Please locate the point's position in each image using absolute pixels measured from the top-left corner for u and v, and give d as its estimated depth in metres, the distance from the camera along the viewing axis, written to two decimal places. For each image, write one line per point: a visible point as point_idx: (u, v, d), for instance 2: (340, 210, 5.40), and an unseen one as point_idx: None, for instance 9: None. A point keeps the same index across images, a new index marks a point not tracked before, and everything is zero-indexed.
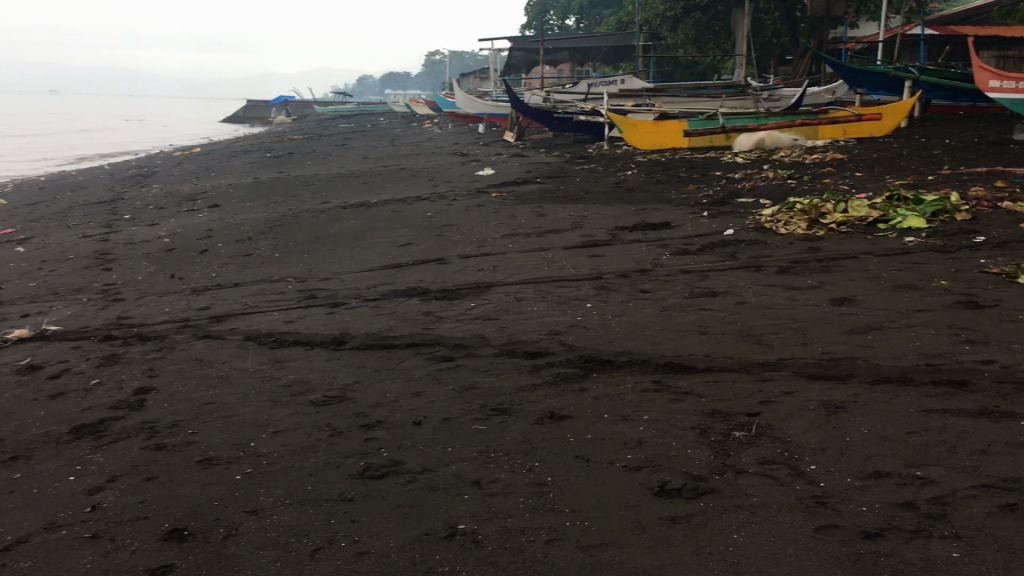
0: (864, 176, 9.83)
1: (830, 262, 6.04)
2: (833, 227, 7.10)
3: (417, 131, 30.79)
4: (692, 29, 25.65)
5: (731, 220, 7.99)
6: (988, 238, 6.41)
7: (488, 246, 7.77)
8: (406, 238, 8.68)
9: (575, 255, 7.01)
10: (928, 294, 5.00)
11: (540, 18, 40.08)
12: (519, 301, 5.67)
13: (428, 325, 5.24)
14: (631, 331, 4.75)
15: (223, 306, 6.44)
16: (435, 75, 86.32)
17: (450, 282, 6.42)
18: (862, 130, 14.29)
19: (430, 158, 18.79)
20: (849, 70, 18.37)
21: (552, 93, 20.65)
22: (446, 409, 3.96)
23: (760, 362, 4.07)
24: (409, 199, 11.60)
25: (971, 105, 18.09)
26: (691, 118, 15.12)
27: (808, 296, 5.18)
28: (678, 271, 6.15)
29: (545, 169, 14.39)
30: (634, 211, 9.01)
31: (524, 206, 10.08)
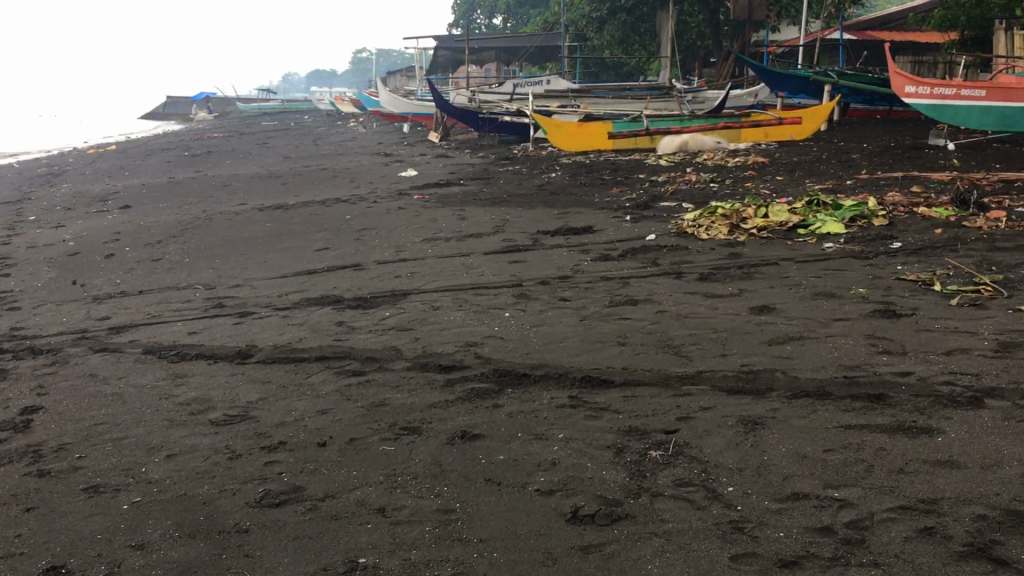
0: (784, 180, 9.91)
1: (750, 269, 6.01)
2: (754, 232, 7.10)
3: (341, 130, 30.33)
4: (617, 31, 25.77)
5: (652, 224, 7.95)
6: (904, 244, 6.47)
7: (408, 251, 7.59)
8: (324, 242, 8.44)
9: (495, 261, 6.86)
10: (846, 302, 4.98)
11: (467, 17, 39.90)
12: (436, 310, 5.49)
13: (340, 337, 5.03)
14: (549, 342, 4.61)
15: (125, 316, 6.12)
16: (361, 73, 85.44)
17: (365, 289, 6.22)
18: (782, 133, 14.47)
19: (354, 159, 18.49)
20: (770, 74, 18.62)
21: (477, 94, 20.50)
22: (353, 428, 3.76)
23: (678, 376, 3.97)
24: (329, 201, 11.33)
25: (888, 108, 18.51)
26: (615, 120, 15.12)
27: (728, 305, 5.12)
28: (598, 278, 6.05)
29: (469, 171, 14.24)
30: (557, 215, 8.92)
31: (446, 209, 9.92)
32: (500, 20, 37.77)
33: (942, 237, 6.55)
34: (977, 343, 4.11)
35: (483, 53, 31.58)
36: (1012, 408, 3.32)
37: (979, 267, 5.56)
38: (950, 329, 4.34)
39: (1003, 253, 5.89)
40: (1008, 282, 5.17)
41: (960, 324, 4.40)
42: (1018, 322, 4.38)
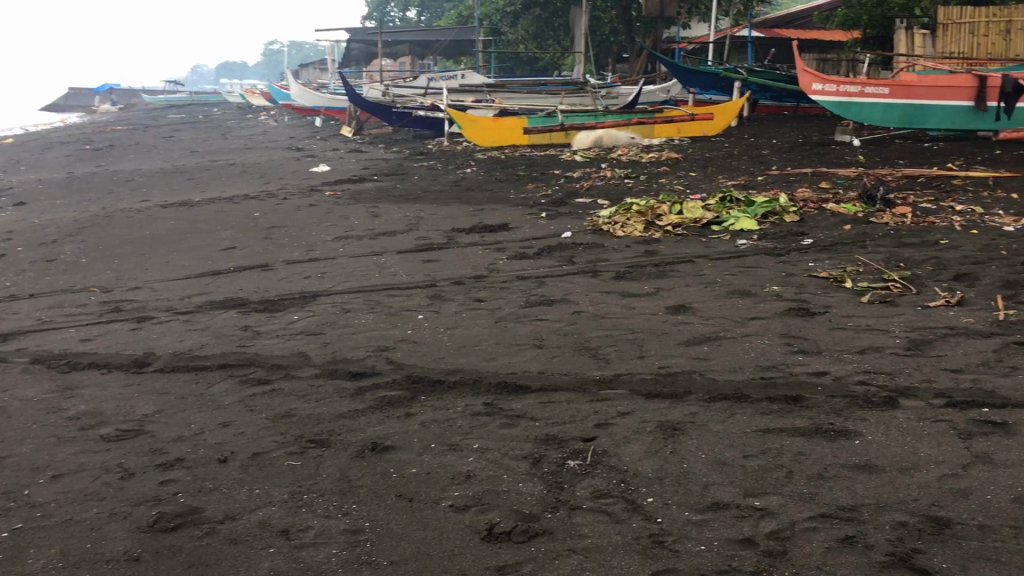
0: (698, 175, 9.98)
1: (665, 267, 5.97)
2: (669, 229, 7.08)
3: (252, 123, 29.63)
4: (531, 26, 25.76)
5: (568, 221, 7.89)
6: (815, 240, 6.52)
7: (318, 250, 7.35)
8: (231, 241, 8.13)
9: (407, 261, 6.69)
10: (761, 300, 4.96)
11: (380, 9, 39.42)
12: (346, 313, 5.30)
13: (244, 343, 4.80)
14: (464, 346, 4.48)
15: (13, 322, 5.76)
16: (273, 65, 83.84)
17: (272, 292, 5.98)
18: (695, 129, 14.62)
19: (263, 153, 18.04)
20: (682, 70, 18.81)
21: (391, 88, 20.21)
22: (256, 442, 3.56)
23: (595, 380, 3.87)
24: (236, 197, 10.98)
25: (795, 105, 18.99)
26: (531, 115, 15.05)
27: (644, 304, 5.06)
28: (512, 278, 5.94)
29: (382, 166, 14.00)
30: (472, 212, 8.78)
31: (359, 206, 9.69)
32: (414, 13, 37.42)
33: (851, 233, 6.63)
34: (889, 341, 4.12)
35: (396, 47, 31.24)
36: (927, 408, 3.31)
37: (888, 263, 5.63)
38: (863, 326, 4.35)
39: (910, 249, 5.98)
40: (916, 277, 5.23)
41: (871, 322, 4.42)
42: (927, 318, 4.42)
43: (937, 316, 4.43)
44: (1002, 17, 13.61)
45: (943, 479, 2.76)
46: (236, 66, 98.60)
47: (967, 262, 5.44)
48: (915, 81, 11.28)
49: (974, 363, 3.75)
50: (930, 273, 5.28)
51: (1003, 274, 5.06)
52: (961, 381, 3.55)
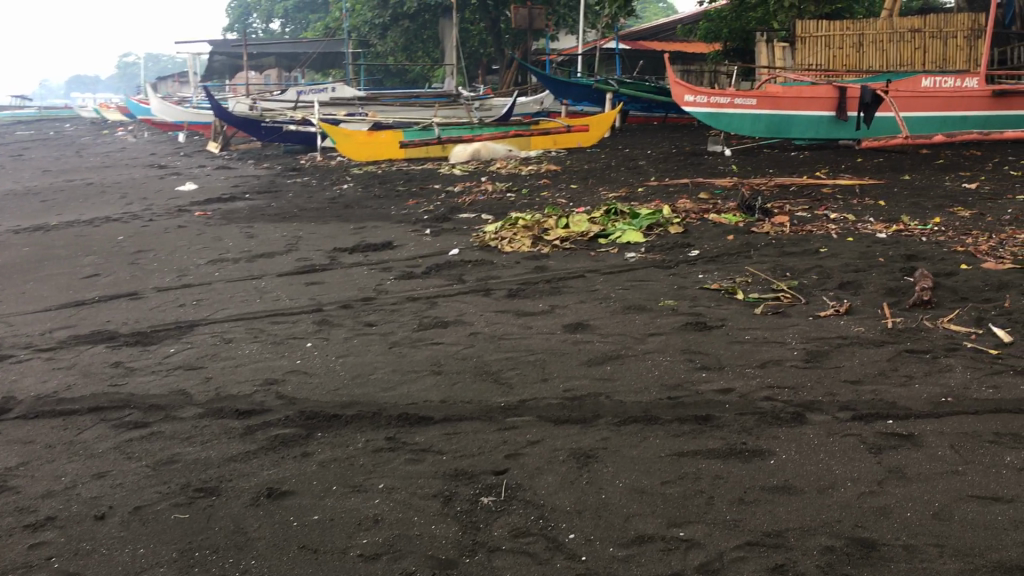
0: (579, 188, 10.01)
1: (557, 283, 5.90)
2: (557, 244, 7.02)
3: (109, 139, 28.24)
4: (401, 38, 25.54)
5: (454, 237, 7.74)
6: (701, 251, 6.59)
7: (191, 275, 6.96)
8: (93, 268, 7.63)
9: (289, 284, 6.40)
10: (657, 315, 4.94)
11: (243, 21, 38.43)
12: (227, 344, 4.99)
13: (116, 382, 4.44)
14: (357, 375, 4.26)
15: None
16: (129, 79, 80.49)
17: (143, 323, 5.59)
18: (570, 140, 14.74)
19: (124, 171, 17.19)
20: (554, 82, 18.97)
21: (258, 102, 19.60)
22: (137, 494, 3.26)
23: (500, 408, 3.73)
24: (97, 220, 10.36)
25: (664, 116, 19.55)
26: (406, 129, 14.85)
27: (540, 323, 4.96)
28: (402, 299, 5.74)
29: (253, 183, 13.52)
30: (353, 230, 8.52)
31: (232, 226, 9.29)
32: (278, 24, 36.63)
33: (735, 243, 6.73)
34: (787, 353, 4.13)
35: (262, 59, 30.44)
36: (834, 423, 3.31)
37: (774, 273, 5.71)
38: (760, 339, 4.36)
39: (793, 259, 6.09)
40: (803, 287, 5.32)
41: (768, 334, 4.44)
42: (820, 328, 4.47)
43: (828, 326, 4.49)
44: (854, 30, 14.22)
45: (862, 497, 2.74)
46: (89, 79, 94.28)
47: (849, 269, 5.57)
48: (780, 92, 11.63)
49: (872, 373, 3.79)
50: (815, 282, 5.38)
51: (884, 281, 5.19)
52: (862, 393, 3.58)
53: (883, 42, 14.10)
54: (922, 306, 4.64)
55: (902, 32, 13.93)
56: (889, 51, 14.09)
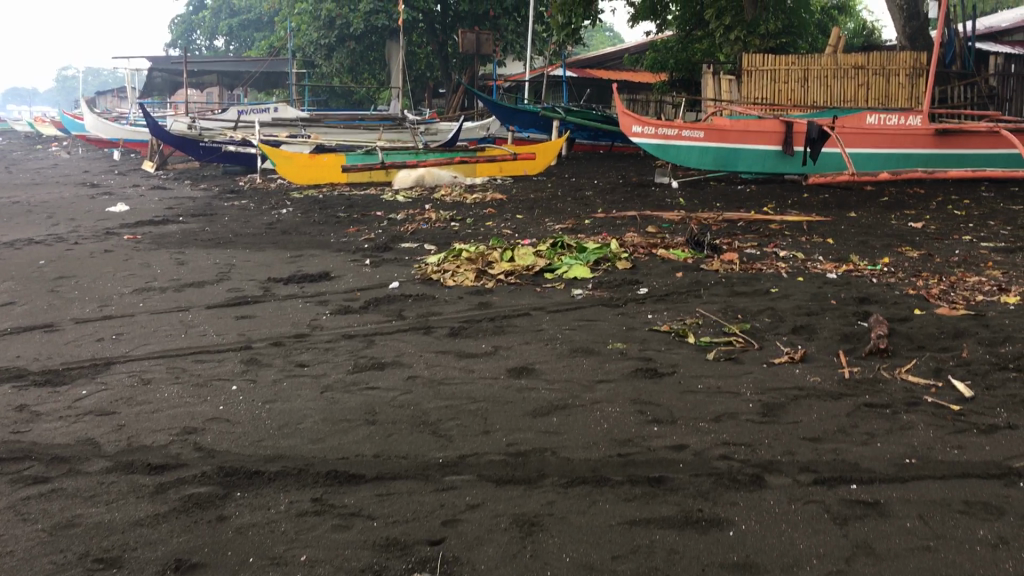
0: (525, 218, 9.81)
1: (501, 321, 5.66)
2: (501, 278, 6.79)
3: (40, 155, 27.34)
4: (346, 60, 25.06)
5: (394, 269, 7.46)
6: (650, 289, 6.40)
7: (114, 306, 6.56)
8: (9, 295, 7.19)
9: (217, 317, 6.06)
10: (605, 359, 4.72)
11: (186, 38, 37.81)
12: (145, 386, 4.63)
13: (18, 429, 4.05)
14: (284, 425, 3.94)
15: None
16: (66, 92, 78.62)
17: (56, 360, 5.20)
18: (516, 168, 14.58)
19: (54, 189, 16.57)
20: (500, 108, 18.81)
21: (197, 121, 19.10)
22: (27, 565, 2.89)
23: (439, 464, 3.45)
24: (19, 242, 9.87)
25: (610, 144, 19.55)
26: (348, 153, 14.52)
27: (483, 366, 4.71)
28: (337, 336, 5.44)
29: (188, 205, 13.08)
30: (290, 258, 8.19)
31: (161, 252, 8.87)
32: (222, 42, 36.07)
33: (684, 280, 6.56)
34: (742, 405, 3.93)
35: (203, 77, 29.82)
36: (795, 487, 3.10)
37: (725, 314, 5.54)
38: (714, 389, 4.16)
39: (744, 299, 5.94)
40: (754, 331, 5.15)
41: (722, 383, 4.24)
42: (775, 377, 4.28)
43: (784, 374, 4.30)
44: (799, 65, 14.38)
45: None
46: (26, 92, 92.03)
47: (801, 313, 5.42)
48: (727, 125, 11.60)
49: (832, 431, 3.60)
50: (768, 325, 5.21)
51: (838, 326, 5.04)
52: (823, 452, 3.38)
53: (827, 78, 14.27)
54: (879, 354, 4.49)
55: (846, 69, 14.10)
56: (832, 87, 14.27)
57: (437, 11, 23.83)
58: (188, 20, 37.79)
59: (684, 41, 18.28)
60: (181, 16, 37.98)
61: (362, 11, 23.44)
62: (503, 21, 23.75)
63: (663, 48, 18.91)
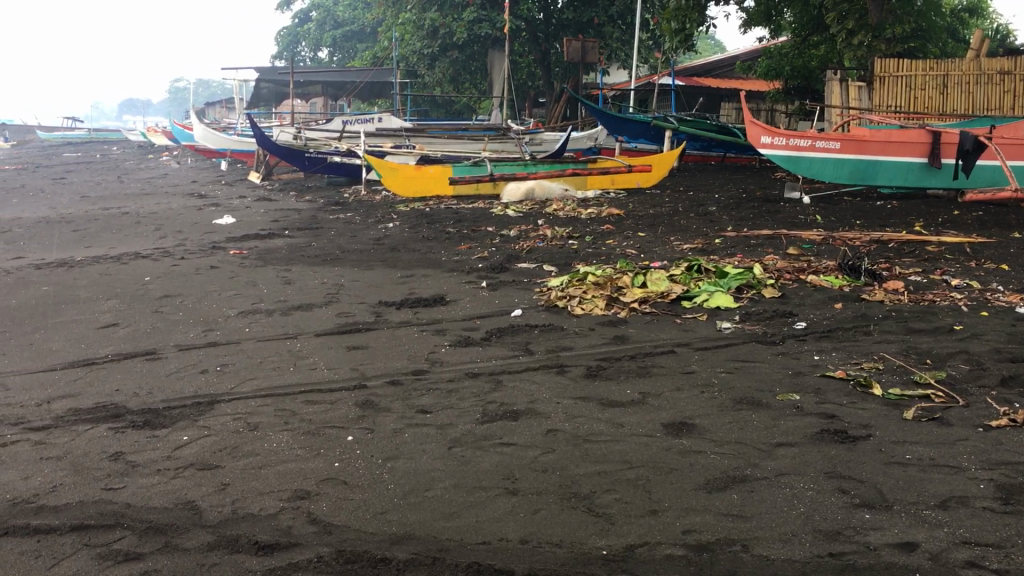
0: (648, 236, 9.12)
1: (644, 361, 4.97)
2: (635, 306, 6.13)
3: (151, 164, 27.85)
4: (449, 69, 24.72)
5: (513, 293, 6.86)
6: (810, 322, 5.64)
7: (220, 331, 6.14)
8: (112, 316, 6.85)
9: (327, 348, 5.55)
10: (780, 414, 4.01)
11: (291, 49, 38.21)
12: (252, 432, 4.10)
13: (110, 485, 3.57)
14: (410, 492, 3.35)
15: None
16: (177, 104, 81.38)
17: (156, 396, 4.73)
18: (629, 181, 13.89)
19: (163, 200, 16.64)
20: (608, 117, 18.07)
21: (302, 131, 18.96)
22: None
23: (603, 559, 2.80)
24: (125, 256, 9.66)
25: (722, 155, 18.68)
26: (455, 164, 13.97)
27: (634, 420, 4.04)
28: (460, 375, 4.86)
29: (294, 218, 12.81)
30: (400, 279, 7.70)
31: (268, 269, 8.49)
32: (326, 53, 36.42)
33: (847, 313, 5.78)
34: (969, 488, 3.19)
35: (307, 88, 29.99)
36: None
37: (909, 358, 4.77)
38: (927, 462, 3.43)
39: (925, 338, 5.14)
40: (952, 381, 4.35)
41: (937, 454, 3.51)
42: (1001, 447, 3.52)
43: (1012, 444, 3.54)
44: (938, 70, 13.24)
45: None
46: (139, 105, 95.66)
47: (1003, 358, 4.62)
48: (866, 135, 10.69)
49: None
50: (967, 374, 4.43)
51: None
52: None
53: (968, 84, 13.11)
54: None
55: (991, 74, 12.93)
56: (975, 94, 13.12)
57: (540, 19, 23.33)
58: (293, 31, 38.18)
59: (798, 47, 17.37)
60: (287, 28, 38.55)
61: (465, 20, 23.05)
62: (608, 28, 23.03)
63: (776, 54, 18.00)
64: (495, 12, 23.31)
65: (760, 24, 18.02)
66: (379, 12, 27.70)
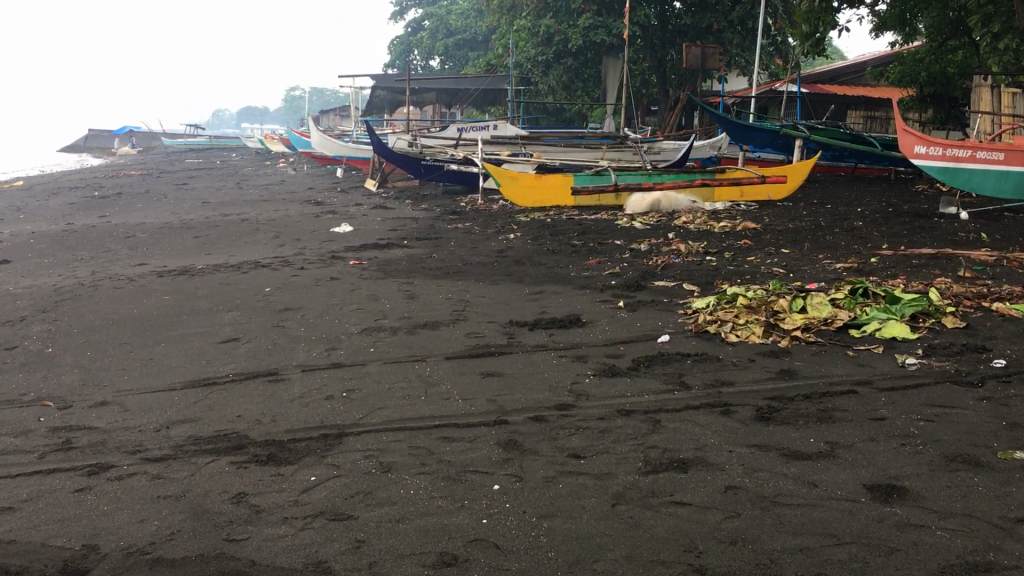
0: (794, 253, 8.40)
1: (823, 402, 4.33)
2: (797, 334, 5.48)
3: (268, 171, 28.34)
4: (563, 76, 24.15)
5: (655, 316, 6.29)
6: (1010, 360, 4.88)
7: (344, 350, 5.76)
8: (233, 329, 6.59)
9: (460, 374, 5.08)
10: (1009, 479, 3.34)
11: (403, 58, 38.48)
12: (386, 474, 3.66)
13: (233, 535, 3.16)
14: (576, 564, 2.83)
15: None
16: (293, 112, 83.53)
17: (281, 424, 4.35)
18: (759, 193, 13.08)
19: (281, 206, 16.67)
20: (732, 125, 17.25)
21: (418, 139, 18.79)
22: None
23: None
24: (245, 265, 9.50)
25: (854, 165, 17.61)
26: (577, 173, 13.46)
27: (826, 478, 3.43)
28: (613, 412, 4.32)
29: (412, 227, 12.53)
30: (529, 296, 7.21)
31: (390, 281, 8.15)
32: (438, 61, 36.57)
33: None
34: None
35: (420, 96, 30.02)
36: None
37: None
38: None
39: None
40: None
41: None
42: None
43: None
44: None
45: None
46: (257, 113, 98.65)
47: None
48: None
49: None
50: None
51: None
52: None
53: None
54: None
55: None
56: None
57: (655, 25, 22.65)
58: (406, 41, 38.38)
59: (934, 52, 16.12)
60: (399, 38, 38.95)
61: (581, 26, 22.47)
62: (728, 34, 21.90)
63: (910, 61, 16.77)
64: (610, 17, 22.62)
65: (892, 28, 16.79)
66: (492, 20, 27.36)
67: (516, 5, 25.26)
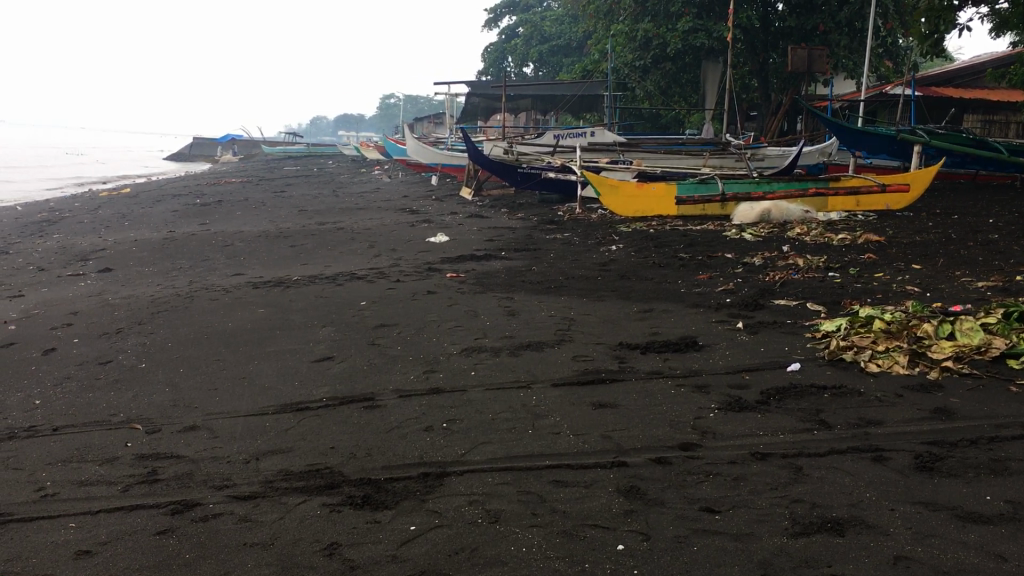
0: (926, 270, 7.69)
1: (994, 450, 3.74)
2: (949, 365, 4.85)
3: (365, 178, 28.53)
4: (661, 81, 23.49)
5: (781, 339, 5.73)
6: None
7: (444, 372, 5.38)
8: (329, 346, 6.30)
9: (570, 404, 4.64)
10: None
11: (498, 65, 38.41)
12: (494, 525, 3.25)
13: None
14: None
15: (19, 490, 3.91)
16: (389, 119, 84.66)
17: (377, 459, 3.99)
18: (877, 203, 12.25)
19: (377, 215, 16.57)
20: (844, 130, 16.34)
21: (514, 146, 18.43)
22: None
23: None
24: (341, 276, 9.28)
25: (976, 172, 16.53)
26: (680, 182, 12.88)
27: (1017, 551, 2.87)
28: (749, 455, 3.82)
29: (509, 237, 12.18)
30: (637, 315, 6.73)
31: (489, 295, 7.78)
32: (532, 68, 36.35)
33: None
34: None
35: (516, 103, 29.74)
36: None
37: None
38: None
39: None
40: None
41: None
42: None
43: None
44: None
45: None
46: (355, 121, 100.20)
47: None
48: None
49: None
50: None
51: None
52: None
53: None
54: None
55: None
56: None
57: (758, 28, 21.82)
58: (501, 48, 38.29)
59: None
60: (494, 45, 38.92)
61: (680, 30, 21.80)
62: (834, 35, 20.81)
63: None
64: (711, 21, 21.81)
65: (1015, 28, 15.60)
66: (588, 25, 26.86)
67: (613, 10, 24.70)
